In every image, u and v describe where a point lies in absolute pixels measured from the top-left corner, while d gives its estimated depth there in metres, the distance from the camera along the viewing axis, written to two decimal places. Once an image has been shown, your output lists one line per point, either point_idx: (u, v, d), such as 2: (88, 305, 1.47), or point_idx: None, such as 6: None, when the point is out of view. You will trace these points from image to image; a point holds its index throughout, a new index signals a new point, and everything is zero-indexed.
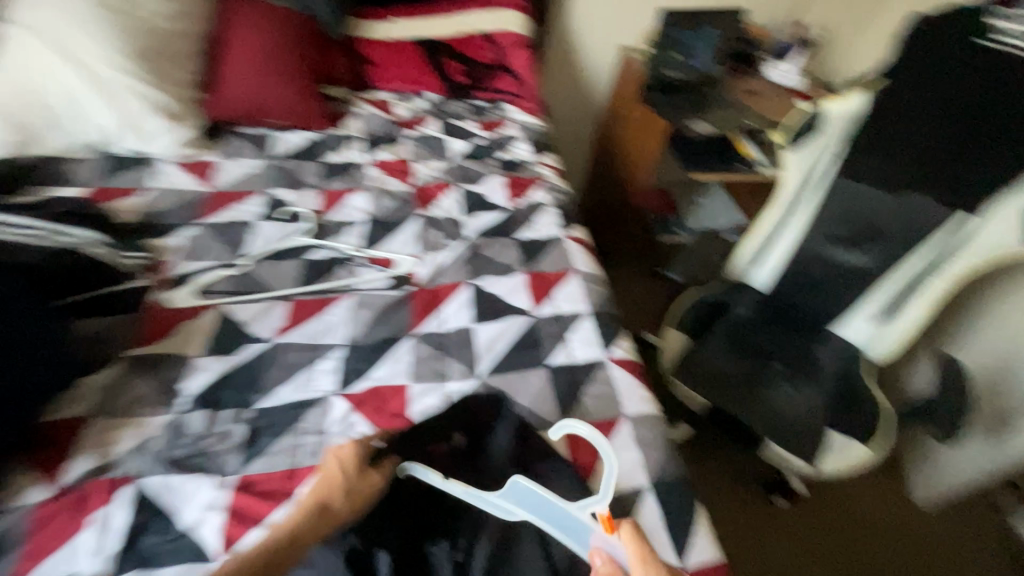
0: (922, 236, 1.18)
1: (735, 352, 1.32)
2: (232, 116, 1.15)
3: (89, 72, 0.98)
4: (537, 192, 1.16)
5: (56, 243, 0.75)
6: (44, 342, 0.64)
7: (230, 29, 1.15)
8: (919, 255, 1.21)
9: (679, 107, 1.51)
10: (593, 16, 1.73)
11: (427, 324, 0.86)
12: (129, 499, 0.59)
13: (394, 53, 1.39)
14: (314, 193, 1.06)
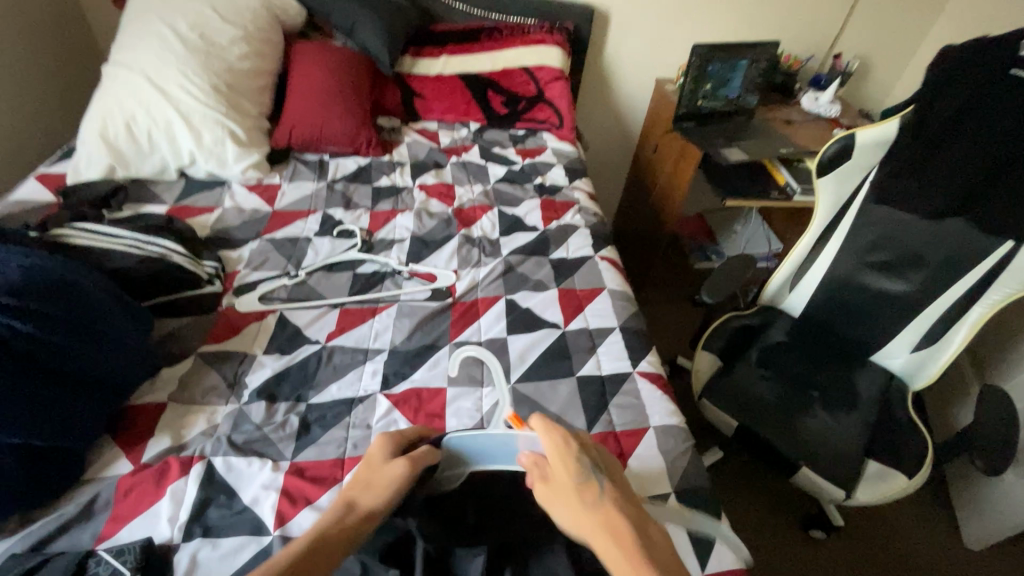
0: (963, 264, 1.17)
1: (767, 376, 1.32)
2: (295, 144, 1.27)
3: (178, 106, 1.12)
4: (571, 214, 1.22)
5: (146, 252, 0.86)
6: (128, 339, 0.73)
7: (299, 69, 1.29)
8: (961, 282, 1.18)
9: (712, 136, 1.56)
10: (628, 49, 1.79)
11: (464, 333, 0.92)
12: (200, 475, 0.67)
13: (440, 86, 1.50)
14: (365, 213, 1.15)
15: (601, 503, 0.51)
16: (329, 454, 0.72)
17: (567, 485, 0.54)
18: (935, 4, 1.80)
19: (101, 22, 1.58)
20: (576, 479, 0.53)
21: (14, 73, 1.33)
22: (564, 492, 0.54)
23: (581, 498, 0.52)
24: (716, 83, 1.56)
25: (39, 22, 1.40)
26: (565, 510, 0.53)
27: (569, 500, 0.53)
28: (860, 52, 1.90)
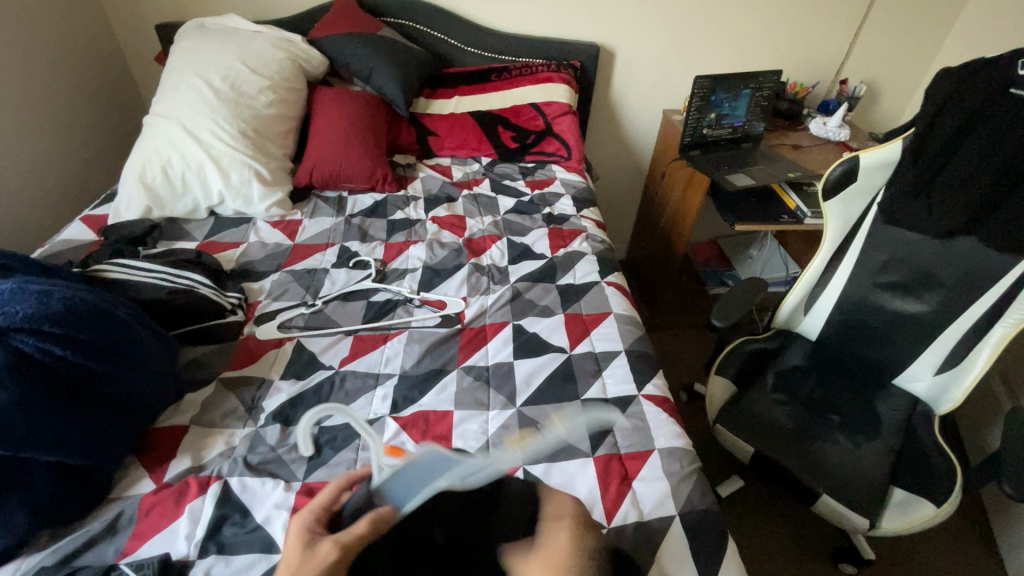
0: (979, 283, 1.15)
1: (784, 401, 1.29)
2: (315, 182, 1.35)
3: (208, 151, 1.21)
4: (578, 242, 1.25)
5: (174, 284, 0.93)
6: (146, 359, 0.76)
7: (320, 112, 1.39)
8: (979, 302, 1.16)
9: (719, 163, 1.58)
10: (635, 84, 1.85)
11: (472, 358, 0.95)
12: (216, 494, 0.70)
13: (452, 124, 1.58)
14: (379, 245, 1.21)
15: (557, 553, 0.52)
16: (337, 475, 0.74)
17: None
18: (940, 28, 1.82)
19: (145, 77, 1.73)
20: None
21: (66, 126, 1.46)
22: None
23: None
24: (719, 112, 1.60)
25: (90, 80, 1.54)
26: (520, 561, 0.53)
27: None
28: (868, 76, 1.92)
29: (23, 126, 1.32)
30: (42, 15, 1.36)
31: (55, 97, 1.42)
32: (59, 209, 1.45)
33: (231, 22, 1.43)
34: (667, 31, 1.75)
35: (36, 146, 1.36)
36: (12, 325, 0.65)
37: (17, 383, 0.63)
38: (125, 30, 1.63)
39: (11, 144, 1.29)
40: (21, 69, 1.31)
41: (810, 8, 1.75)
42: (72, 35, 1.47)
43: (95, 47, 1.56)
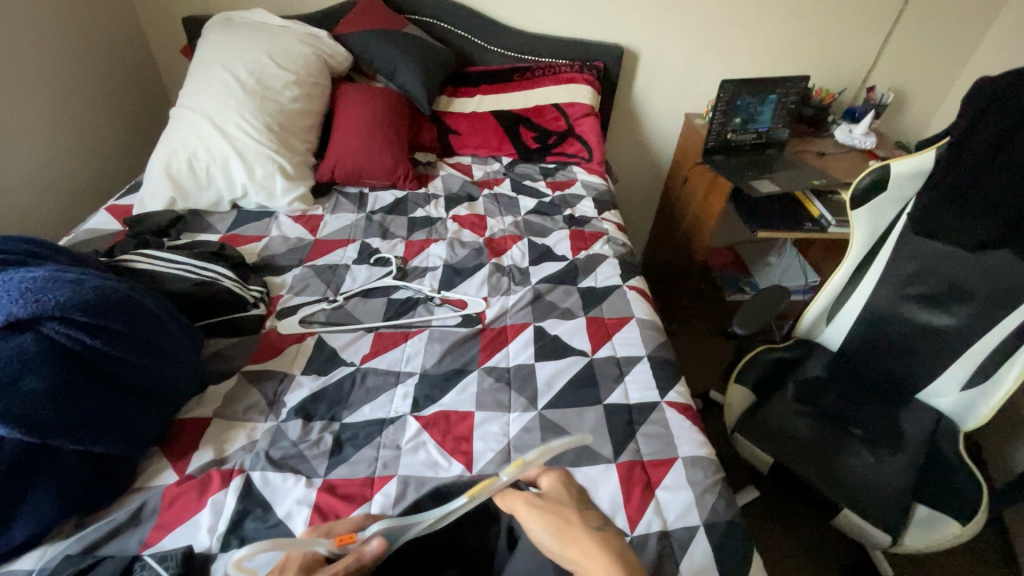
0: (1012, 297, 1.12)
1: (805, 412, 1.27)
2: (337, 178, 1.35)
3: (234, 144, 1.21)
4: (599, 244, 1.24)
5: (199, 276, 0.93)
6: (171, 349, 0.76)
7: (344, 108, 1.39)
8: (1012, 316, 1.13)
9: (742, 168, 1.56)
10: (658, 86, 1.84)
11: (493, 358, 0.94)
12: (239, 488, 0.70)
13: (474, 123, 1.57)
14: (400, 242, 1.21)
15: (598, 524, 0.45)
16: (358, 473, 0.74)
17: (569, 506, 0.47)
18: (973, 36, 1.78)
19: (170, 69, 1.74)
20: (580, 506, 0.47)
21: (92, 116, 1.48)
22: (563, 510, 0.47)
23: (583, 521, 0.45)
24: (744, 117, 1.58)
25: (116, 71, 1.56)
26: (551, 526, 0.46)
27: (567, 518, 0.45)
28: (896, 83, 1.89)
29: (50, 113, 1.33)
30: (72, 5, 1.38)
31: (83, 87, 1.44)
32: (83, 198, 1.46)
33: (257, 16, 1.44)
34: (692, 34, 1.73)
35: (62, 134, 1.37)
36: (46, 312, 0.65)
37: (49, 371, 0.64)
38: (152, 22, 1.64)
39: (39, 133, 1.30)
40: (51, 58, 1.33)
41: (839, 14, 1.73)
42: (100, 26, 1.48)
43: (122, 39, 1.57)
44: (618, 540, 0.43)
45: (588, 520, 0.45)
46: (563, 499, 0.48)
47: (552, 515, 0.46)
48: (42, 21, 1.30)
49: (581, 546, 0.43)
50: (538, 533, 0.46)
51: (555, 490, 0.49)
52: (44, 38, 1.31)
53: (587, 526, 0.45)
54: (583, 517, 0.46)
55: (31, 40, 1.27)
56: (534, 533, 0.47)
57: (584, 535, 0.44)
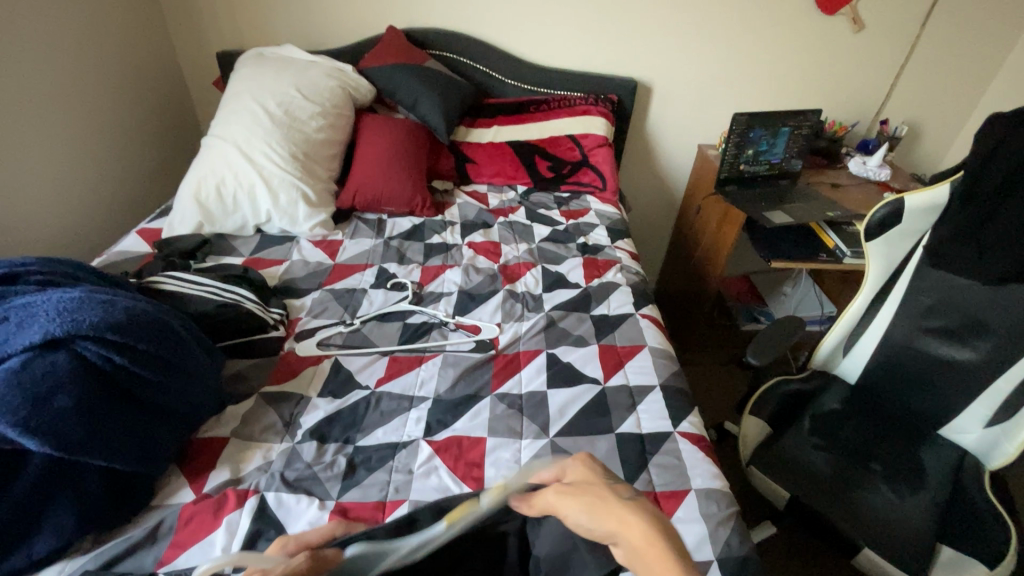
0: None
1: (822, 446, 1.25)
2: (356, 204, 1.40)
3: (260, 171, 1.26)
4: (612, 272, 1.26)
5: (222, 297, 0.96)
6: (192, 371, 0.78)
7: (366, 138, 1.44)
8: None
9: (755, 199, 1.57)
10: (672, 118, 1.87)
11: (506, 385, 0.94)
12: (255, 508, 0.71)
13: (491, 153, 1.62)
14: (416, 268, 1.23)
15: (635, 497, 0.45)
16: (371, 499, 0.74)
17: (598, 484, 0.47)
18: (986, 71, 1.79)
19: (203, 100, 1.83)
20: (608, 481, 0.47)
21: (127, 143, 1.55)
22: (594, 489, 0.46)
23: (615, 494, 0.45)
24: (757, 149, 1.60)
25: (151, 102, 1.64)
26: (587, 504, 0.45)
27: (601, 497, 0.45)
28: (910, 117, 1.90)
29: (89, 141, 1.40)
30: (115, 42, 1.47)
31: (120, 116, 1.51)
32: (115, 222, 1.52)
33: (287, 52, 1.51)
34: (705, 68, 1.77)
35: (100, 160, 1.45)
36: (79, 332, 0.68)
37: (78, 390, 0.66)
38: (187, 56, 1.74)
39: (78, 159, 1.37)
40: (93, 89, 1.40)
41: (850, 50, 1.76)
42: (139, 60, 1.57)
43: (158, 72, 1.66)
44: (653, 509, 0.43)
45: (621, 493, 0.45)
46: (590, 474, 0.48)
47: (583, 495, 0.46)
48: (86, 54, 1.38)
49: (620, 520, 0.42)
50: (580, 519, 0.45)
51: (582, 472, 0.49)
52: (87, 69, 1.39)
53: (622, 497, 0.45)
54: (616, 491, 0.45)
55: (76, 72, 1.35)
56: (572, 517, 0.46)
57: (620, 510, 0.43)
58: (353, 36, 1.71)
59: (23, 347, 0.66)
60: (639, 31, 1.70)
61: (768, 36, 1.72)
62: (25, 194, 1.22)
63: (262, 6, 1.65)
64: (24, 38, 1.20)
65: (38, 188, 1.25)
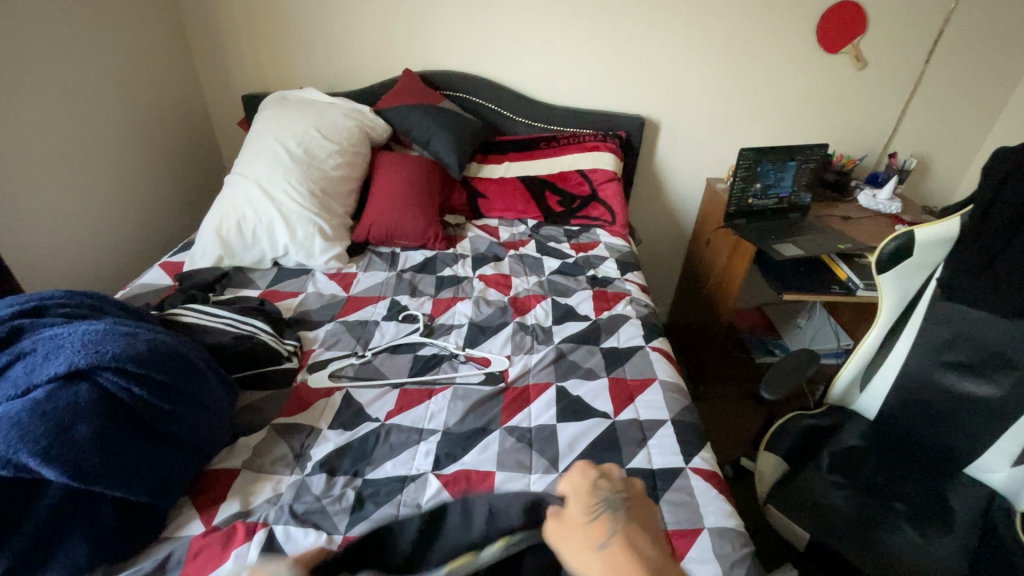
0: None
1: (842, 485, 1.21)
2: (371, 238, 1.43)
3: (278, 207, 1.31)
4: (622, 305, 1.26)
5: (238, 330, 0.99)
6: (206, 401, 0.80)
7: (381, 174, 1.49)
8: None
9: (764, 232, 1.58)
10: (680, 153, 1.91)
11: (515, 418, 0.94)
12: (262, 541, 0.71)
13: (502, 188, 1.65)
14: (428, 300, 1.25)
15: (611, 542, 0.46)
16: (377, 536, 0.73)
17: (579, 523, 0.48)
18: (994, 103, 1.81)
19: (227, 139, 1.92)
20: (589, 518, 0.48)
21: (154, 180, 1.62)
22: (574, 530, 0.48)
23: (590, 537, 0.46)
24: (765, 183, 1.62)
25: (178, 141, 1.72)
26: (569, 548, 0.47)
27: (575, 540, 0.47)
28: (919, 150, 1.91)
29: (118, 178, 1.47)
30: (145, 85, 1.56)
31: (147, 154, 1.59)
32: (139, 255, 1.57)
33: (308, 94, 1.59)
34: (711, 105, 1.82)
35: (127, 196, 1.51)
36: (101, 363, 0.70)
37: (97, 420, 0.68)
38: (214, 99, 1.83)
39: (107, 195, 1.43)
40: (124, 129, 1.48)
41: (855, 86, 1.79)
42: (168, 102, 1.66)
43: (186, 113, 1.75)
44: (626, 553, 0.44)
45: (601, 534, 0.47)
46: (579, 505, 0.50)
47: (566, 537, 0.48)
48: (119, 97, 1.46)
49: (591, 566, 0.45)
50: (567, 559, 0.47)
51: (572, 507, 0.50)
52: (119, 111, 1.47)
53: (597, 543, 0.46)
54: (595, 530, 0.47)
55: (109, 114, 1.43)
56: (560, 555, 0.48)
57: (593, 554, 0.45)
58: (370, 78, 1.79)
59: (47, 378, 0.68)
60: (645, 71, 1.76)
61: (772, 73, 1.76)
62: (55, 228, 1.27)
63: (286, 52, 1.74)
64: (62, 84, 1.29)
65: (68, 222, 1.31)
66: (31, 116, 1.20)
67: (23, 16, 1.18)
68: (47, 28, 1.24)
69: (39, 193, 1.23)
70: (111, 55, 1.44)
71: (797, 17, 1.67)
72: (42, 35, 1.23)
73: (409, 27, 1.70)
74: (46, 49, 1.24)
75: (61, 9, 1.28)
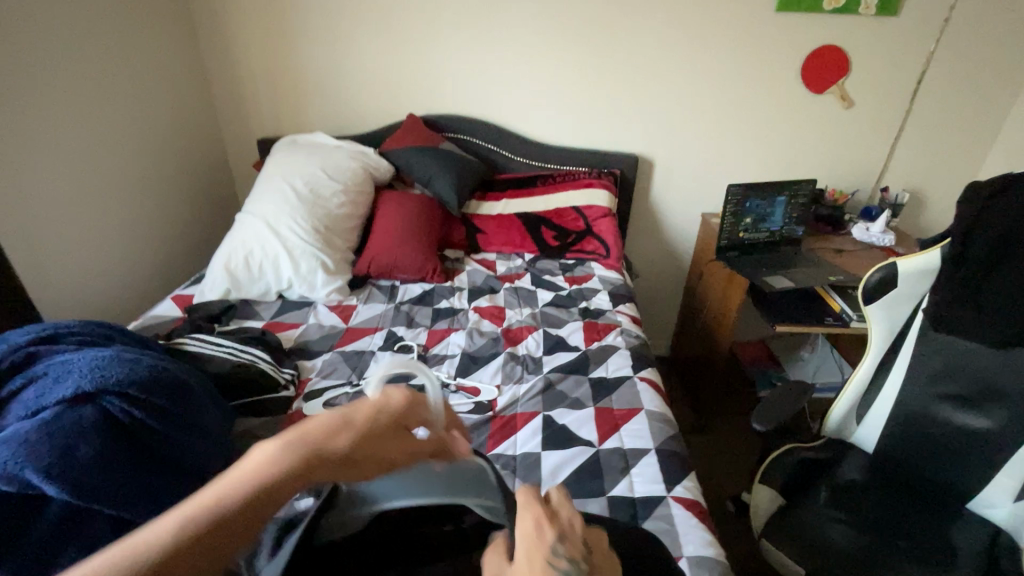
0: None
1: (841, 520, 1.18)
2: (372, 272, 1.49)
3: (285, 243, 1.38)
4: (612, 336, 1.29)
5: (240, 358, 1.04)
6: (201, 428, 0.84)
7: (383, 211, 1.57)
8: None
9: (757, 265, 1.61)
10: (674, 190, 1.97)
11: (501, 446, 0.97)
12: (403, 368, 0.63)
13: (500, 224, 1.72)
14: (423, 331, 1.30)
15: None
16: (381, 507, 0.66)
17: None
18: (982, 140, 1.86)
19: (242, 179, 2.03)
20: None
21: (171, 217, 1.72)
22: None
23: None
24: (755, 217, 1.67)
25: (197, 181, 1.83)
26: None
27: None
28: (911, 185, 1.95)
29: (138, 216, 1.57)
30: (167, 131, 1.68)
31: (166, 191, 1.68)
32: (153, 288, 1.65)
33: (318, 138, 1.69)
34: (702, 144, 1.89)
35: (146, 232, 1.60)
36: (107, 388, 0.76)
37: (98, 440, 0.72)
38: (232, 142, 1.96)
39: (126, 232, 1.53)
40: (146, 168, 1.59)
41: (843, 124, 1.85)
42: (189, 146, 1.78)
43: (205, 155, 1.87)
44: None
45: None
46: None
47: None
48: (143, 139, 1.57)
49: None
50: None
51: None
52: (142, 152, 1.57)
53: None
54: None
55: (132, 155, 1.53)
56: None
57: None
58: (378, 122, 1.90)
59: (56, 400, 0.73)
60: (637, 112, 1.84)
61: (762, 113, 1.84)
62: (75, 261, 1.35)
63: (299, 99, 1.87)
64: (91, 127, 1.39)
65: (89, 257, 1.39)
66: (61, 157, 1.30)
67: (61, 67, 1.30)
68: (81, 77, 1.36)
69: (64, 229, 1.32)
70: (139, 101, 1.56)
71: (783, 61, 1.75)
72: (77, 84, 1.35)
73: (415, 76, 1.82)
74: (79, 96, 1.36)
75: (95, 60, 1.40)
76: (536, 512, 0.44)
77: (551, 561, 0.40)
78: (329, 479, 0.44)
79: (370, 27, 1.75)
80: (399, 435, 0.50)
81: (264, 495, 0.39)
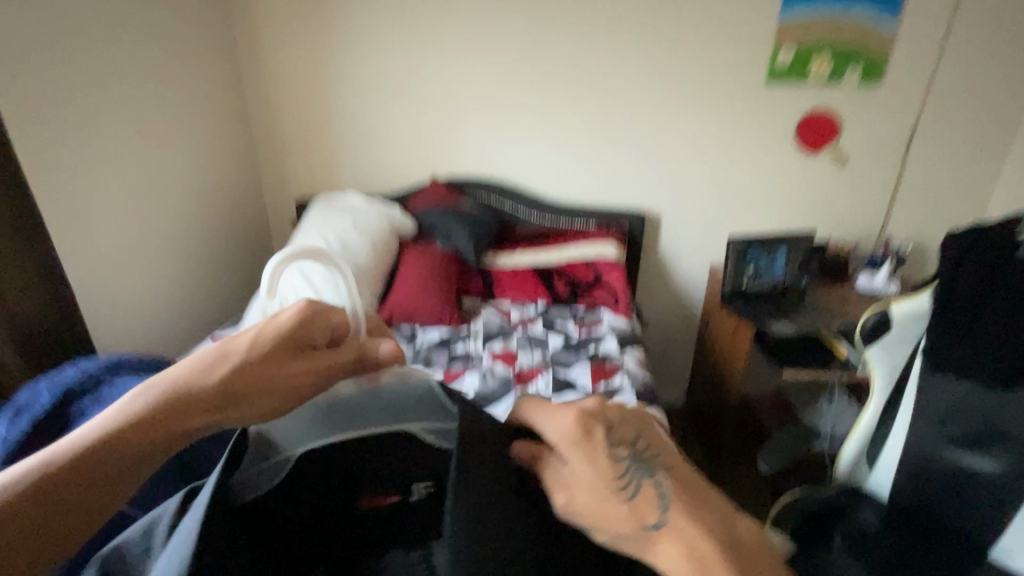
0: None
1: (857, 567, 1.16)
2: (393, 318, 1.61)
3: (319, 292, 1.51)
4: (619, 377, 1.36)
5: None
6: None
7: (406, 262, 1.70)
8: None
9: (762, 312, 1.67)
10: (682, 242, 2.07)
11: None
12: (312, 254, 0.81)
13: (514, 274, 1.83)
14: (441, 372, 1.38)
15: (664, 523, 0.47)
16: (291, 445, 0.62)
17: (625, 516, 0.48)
18: (977, 190, 1.93)
19: (280, 235, 2.22)
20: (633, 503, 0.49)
21: (215, 269, 1.89)
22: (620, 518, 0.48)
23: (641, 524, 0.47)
24: (757, 267, 1.75)
25: (239, 237, 2.02)
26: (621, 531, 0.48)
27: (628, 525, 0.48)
28: (915, 235, 2.01)
29: (187, 268, 1.74)
30: (217, 193, 1.89)
31: (211, 246, 1.86)
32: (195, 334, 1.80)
33: (350, 198, 1.87)
34: (706, 199, 2.01)
35: (192, 283, 1.77)
36: None
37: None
38: (274, 203, 2.17)
39: (176, 282, 1.69)
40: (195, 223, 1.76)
41: (840, 179, 1.95)
42: (235, 206, 1.99)
43: (248, 214, 2.07)
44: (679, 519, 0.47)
45: (648, 519, 0.47)
46: (600, 480, 0.50)
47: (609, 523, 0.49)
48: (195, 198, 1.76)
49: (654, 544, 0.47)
50: (602, 535, 0.50)
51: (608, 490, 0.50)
52: (192, 209, 1.76)
53: (646, 526, 0.47)
54: (638, 513, 0.48)
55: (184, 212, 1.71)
56: (592, 530, 0.50)
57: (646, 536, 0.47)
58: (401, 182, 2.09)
59: None
60: (642, 171, 1.99)
61: (761, 171, 1.96)
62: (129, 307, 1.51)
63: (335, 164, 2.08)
64: (153, 191, 1.59)
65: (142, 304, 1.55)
66: (123, 216, 1.49)
67: (131, 141, 1.51)
68: (147, 149, 1.57)
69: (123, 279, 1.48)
70: (193, 166, 1.76)
71: (775, 123, 1.89)
72: (141, 152, 1.55)
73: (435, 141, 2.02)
74: (146, 165, 1.57)
75: (160, 135, 1.62)
76: (572, 421, 0.52)
77: (605, 460, 0.50)
78: (195, 417, 0.47)
79: (396, 101, 1.97)
80: (286, 363, 0.54)
81: (159, 417, 0.45)
